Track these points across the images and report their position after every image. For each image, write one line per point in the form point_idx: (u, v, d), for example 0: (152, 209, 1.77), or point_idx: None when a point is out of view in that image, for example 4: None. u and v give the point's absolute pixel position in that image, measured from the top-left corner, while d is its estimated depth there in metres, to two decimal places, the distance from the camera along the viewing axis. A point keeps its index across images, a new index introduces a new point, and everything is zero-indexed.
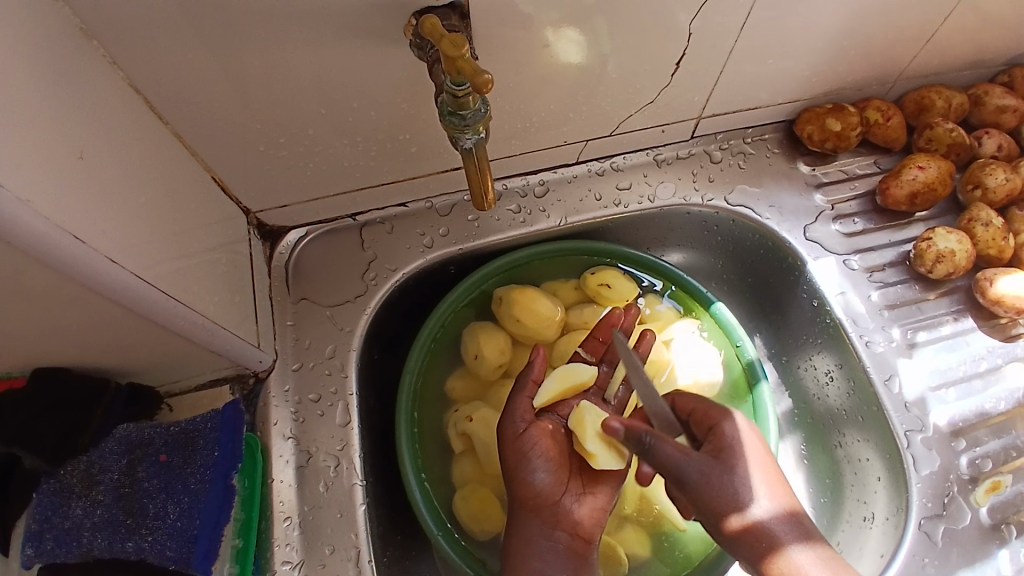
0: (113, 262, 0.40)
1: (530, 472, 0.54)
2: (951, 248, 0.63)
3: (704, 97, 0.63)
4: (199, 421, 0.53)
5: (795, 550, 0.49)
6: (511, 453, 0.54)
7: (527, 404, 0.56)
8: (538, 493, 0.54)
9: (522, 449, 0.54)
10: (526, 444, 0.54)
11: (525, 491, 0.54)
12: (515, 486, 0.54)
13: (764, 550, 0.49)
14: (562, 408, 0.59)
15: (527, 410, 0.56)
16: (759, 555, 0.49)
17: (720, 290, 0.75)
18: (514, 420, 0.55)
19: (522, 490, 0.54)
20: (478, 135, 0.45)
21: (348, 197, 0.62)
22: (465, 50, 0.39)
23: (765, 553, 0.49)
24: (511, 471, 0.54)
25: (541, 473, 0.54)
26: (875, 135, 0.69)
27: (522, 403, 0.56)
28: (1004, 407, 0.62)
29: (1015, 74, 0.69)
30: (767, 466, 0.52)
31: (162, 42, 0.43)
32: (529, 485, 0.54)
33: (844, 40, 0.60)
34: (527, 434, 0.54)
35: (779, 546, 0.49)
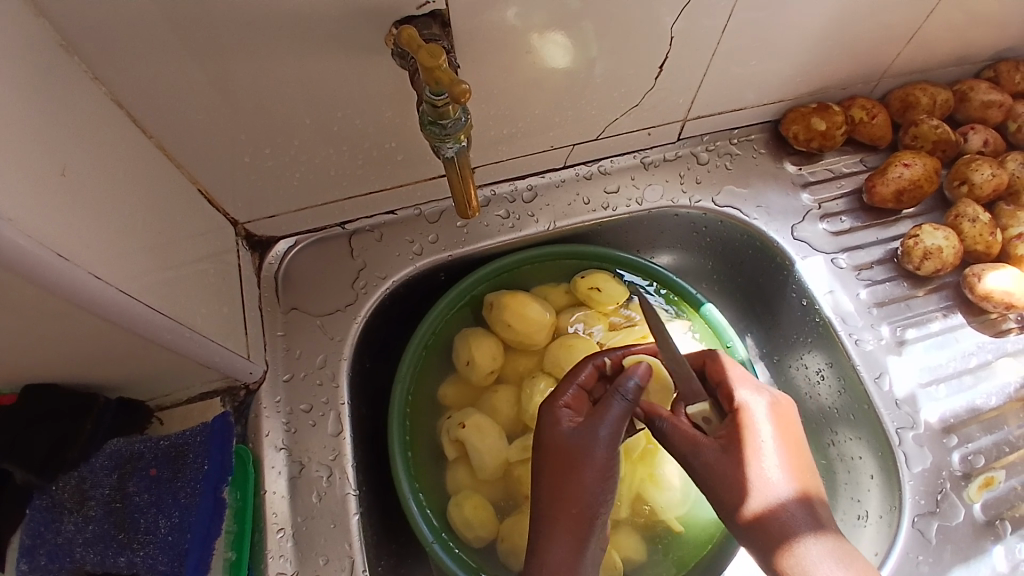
0: (100, 277, 0.40)
1: (587, 484, 0.50)
2: (938, 245, 0.63)
3: (689, 99, 0.63)
4: (189, 434, 0.54)
5: (808, 542, 0.47)
6: (582, 465, 0.50)
7: (620, 425, 0.52)
8: (586, 508, 0.50)
9: (597, 463, 0.50)
10: (600, 459, 0.50)
11: (576, 503, 0.50)
12: (564, 498, 0.50)
13: (774, 539, 0.48)
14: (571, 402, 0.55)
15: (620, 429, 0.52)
16: (768, 543, 0.48)
17: (711, 290, 0.75)
18: (598, 440, 0.51)
19: (570, 500, 0.50)
20: (458, 144, 0.45)
21: (336, 207, 0.63)
22: (442, 60, 0.39)
23: (779, 545, 0.48)
24: (568, 487, 0.50)
25: (601, 490, 0.50)
26: (861, 133, 0.69)
27: (613, 424, 0.51)
28: (996, 403, 0.62)
29: (1001, 70, 0.70)
30: (788, 446, 0.51)
31: (143, 55, 0.43)
32: (581, 500, 0.50)
33: (828, 38, 0.60)
34: (606, 448, 0.51)
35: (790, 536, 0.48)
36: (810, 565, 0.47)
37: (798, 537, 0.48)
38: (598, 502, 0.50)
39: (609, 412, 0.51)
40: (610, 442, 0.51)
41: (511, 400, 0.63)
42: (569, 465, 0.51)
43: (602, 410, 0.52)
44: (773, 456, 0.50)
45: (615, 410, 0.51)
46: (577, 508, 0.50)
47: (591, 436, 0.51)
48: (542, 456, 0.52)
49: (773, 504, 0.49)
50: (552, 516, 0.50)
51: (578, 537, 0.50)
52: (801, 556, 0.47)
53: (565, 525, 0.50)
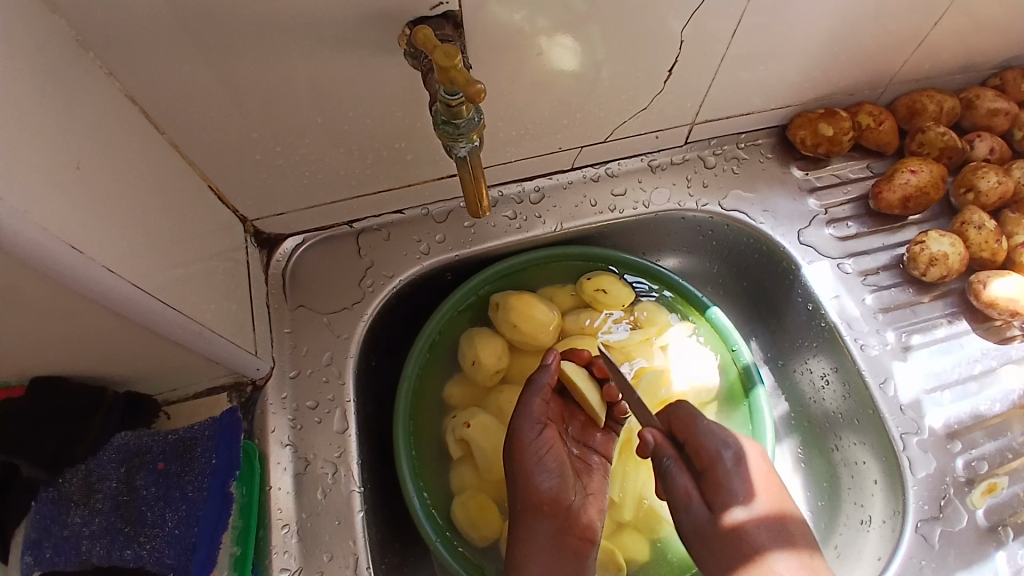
0: (112, 272, 0.40)
1: (534, 473, 0.57)
2: (944, 251, 0.63)
3: (697, 103, 0.63)
4: (197, 429, 0.54)
5: (776, 558, 0.54)
6: (521, 458, 0.57)
7: (541, 408, 0.58)
8: (541, 496, 0.57)
9: (533, 452, 0.57)
10: (532, 449, 0.57)
11: (526, 492, 0.57)
12: (519, 488, 0.57)
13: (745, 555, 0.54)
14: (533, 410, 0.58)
15: (541, 416, 0.58)
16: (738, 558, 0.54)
17: (716, 294, 0.76)
18: (528, 426, 0.57)
19: (523, 492, 0.57)
20: (472, 144, 0.45)
21: (345, 205, 0.63)
22: (458, 60, 0.39)
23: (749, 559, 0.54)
24: (517, 472, 0.57)
25: (546, 475, 0.57)
26: (867, 139, 0.69)
27: (537, 407, 0.58)
28: (1000, 409, 0.63)
29: (1007, 78, 0.70)
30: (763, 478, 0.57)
31: (157, 52, 0.44)
32: (534, 487, 0.57)
33: (836, 44, 0.60)
34: (534, 437, 0.57)
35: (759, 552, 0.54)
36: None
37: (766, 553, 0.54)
38: (548, 487, 0.57)
39: (528, 407, 0.58)
40: (538, 424, 0.58)
41: (516, 400, 0.63)
42: (508, 453, 0.58)
43: (527, 396, 0.59)
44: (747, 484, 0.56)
45: (531, 404, 0.58)
46: (528, 495, 0.57)
47: (522, 421, 0.57)
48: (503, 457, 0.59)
49: (748, 525, 0.55)
50: (521, 512, 0.57)
51: (546, 527, 0.56)
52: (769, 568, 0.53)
53: (527, 516, 0.57)
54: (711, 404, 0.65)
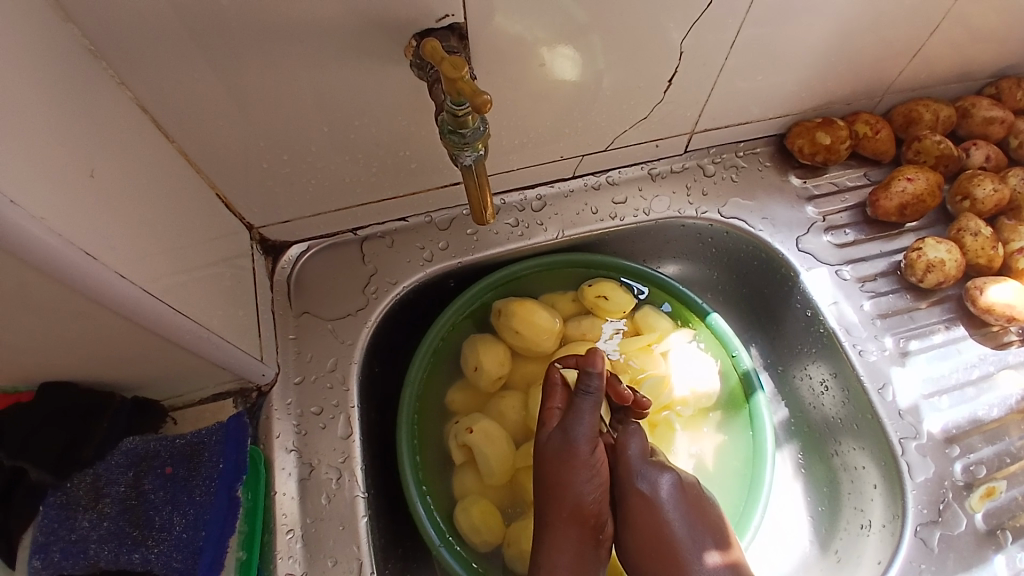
0: (123, 277, 0.41)
1: (580, 481, 0.55)
2: (941, 257, 0.64)
3: (696, 113, 0.64)
4: (204, 433, 0.55)
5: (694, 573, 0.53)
6: (568, 465, 0.55)
7: (592, 420, 0.56)
8: (582, 508, 0.55)
9: (579, 462, 0.55)
10: (582, 460, 0.55)
11: (569, 502, 0.55)
12: (560, 497, 0.55)
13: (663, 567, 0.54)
14: (577, 424, 0.55)
15: (594, 426, 0.56)
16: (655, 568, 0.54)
17: (716, 300, 0.76)
18: (580, 438, 0.55)
19: (566, 500, 0.55)
20: (477, 153, 0.46)
21: (350, 212, 0.64)
22: (464, 72, 0.41)
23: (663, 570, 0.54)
24: (560, 481, 0.55)
25: (589, 486, 0.55)
26: (864, 148, 0.70)
27: (587, 423, 0.55)
28: (998, 414, 0.63)
29: (1003, 87, 0.71)
30: (691, 508, 0.55)
31: (168, 62, 0.45)
32: (577, 495, 0.55)
33: (832, 54, 0.61)
34: (585, 449, 0.55)
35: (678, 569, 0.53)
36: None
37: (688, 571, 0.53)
38: (590, 499, 0.55)
39: (579, 415, 0.55)
40: (592, 440, 0.55)
41: (519, 406, 0.63)
42: (553, 462, 0.55)
43: (580, 407, 0.56)
44: (671, 510, 0.55)
45: (584, 413, 0.55)
46: (572, 506, 0.55)
47: (574, 430, 0.55)
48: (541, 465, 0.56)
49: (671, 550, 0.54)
50: (555, 518, 0.55)
51: (578, 535, 0.55)
52: None
53: (564, 524, 0.54)
54: (712, 409, 0.66)
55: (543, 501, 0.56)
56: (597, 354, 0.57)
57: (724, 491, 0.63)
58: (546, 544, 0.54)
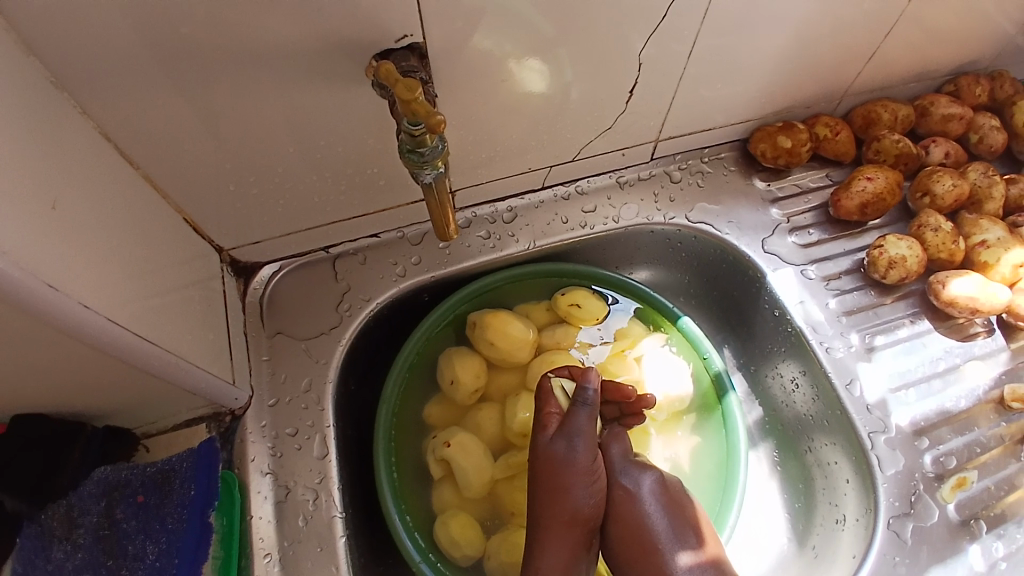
0: (89, 307, 0.41)
1: (577, 490, 0.55)
2: (902, 254, 0.65)
3: (660, 121, 0.66)
4: (175, 460, 0.55)
5: None
6: (568, 473, 0.54)
7: (591, 430, 0.56)
8: (579, 515, 0.55)
9: (579, 470, 0.55)
10: (582, 468, 0.55)
11: (566, 508, 0.55)
12: (558, 503, 0.55)
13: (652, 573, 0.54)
14: (578, 432, 0.55)
15: (593, 437, 0.56)
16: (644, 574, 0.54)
17: (688, 303, 0.77)
18: (580, 449, 0.55)
19: (564, 506, 0.55)
20: (436, 171, 0.47)
21: (320, 231, 0.64)
22: (418, 93, 0.42)
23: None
24: (557, 490, 0.55)
25: (587, 493, 0.55)
26: (825, 149, 0.72)
27: (587, 432, 0.55)
28: (966, 405, 0.65)
29: (961, 84, 0.73)
30: (674, 511, 0.56)
31: (129, 90, 0.45)
32: (573, 504, 0.55)
33: (790, 59, 0.63)
34: (585, 457, 0.55)
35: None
36: None
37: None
38: (588, 505, 0.55)
39: (578, 423, 0.55)
40: (591, 449, 0.55)
41: (496, 417, 0.64)
42: (550, 472, 0.55)
43: (582, 419, 0.56)
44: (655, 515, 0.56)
45: (584, 421, 0.55)
46: (570, 512, 0.55)
47: (573, 442, 0.55)
48: (538, 471, 0.56)
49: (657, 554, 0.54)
50: (551, 523, 0.55)
51: (572, 539, 0.55)
52: None
53: (560, 529, 0.54)
54: (686, 412, 0.67)
55: (540, 507, 0.55)
56: (594, 370, 0.56)
57: (700, 493, 0.64)
58: (541, 547, 0.54)
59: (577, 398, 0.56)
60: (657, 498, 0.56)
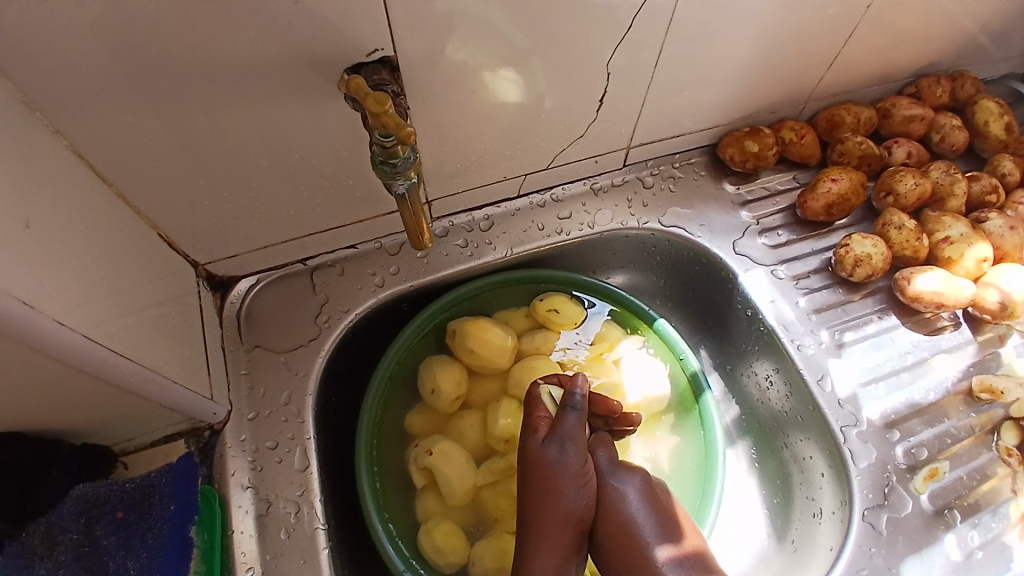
0: (63, 324, 0.41)
1: (569, 492, 0.55)
2: (868, 252, 0.67)
3: (630, 129, 0.67)
4: (154, 475, 0.55)
5: None
6: (560, 476, 0.55)
7: (582, 434, 0.57)
8: (571, 517, 0.55)
9: (570, 473, 0.55)
10: (574, 471, 0.56)
11: (559, 510, 0.55)
12: (551, 505, 0.55)
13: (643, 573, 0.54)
14: (569, 437, 0.56)
15: (583, 442, 0.57)
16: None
17: (665, 306, 0.79)
18: (572, 453, 0.56)
19: (557, 508, 0.55)
20: (409, 180, 0.48)
21: (297, 243, 0.64)
22: (388, 105, 0.42)
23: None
24: (550, 493, 0.55)
25: (578, 496, 0.56)
26: (792, 152, 0.74)
27: (578, 436, 0.56)
28: (934, 397, 0.67)
29: (922, 85, 0.76)
30: (659, 510, 0.57)
31: (99, 107, 0.45)
32: (565, 506, 0.55)
33: (754, 66, 0.65)
34: (576, 461, 0.56)
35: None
36: None
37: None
38: (579, 507, 0.56)
39: (568, 428, 0.56)
40: (582, 453, 0.56)
41: (477, 424, 0.64)
42: (542, 475, 0.55)
43: (572, 424, 0.57)
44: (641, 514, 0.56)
45: (574, 425, 0.56)
46: (562, 514, 0.55)
47: (565, 446, 0.56)
48: (530, 475, 0.56)
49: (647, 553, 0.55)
50: (544, 525, 0.55)
51: (564, 542, 0.55)
52: None
53: (553, 531, 0.55)
54: (665, 413, 0.68)
55: (532, 511, 0.55)
56: (580, 376, 0.58)
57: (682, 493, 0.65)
58: (534, 550, 0.54)
59: (566, 404, 0.57)
60: (641, 498, 0.57)
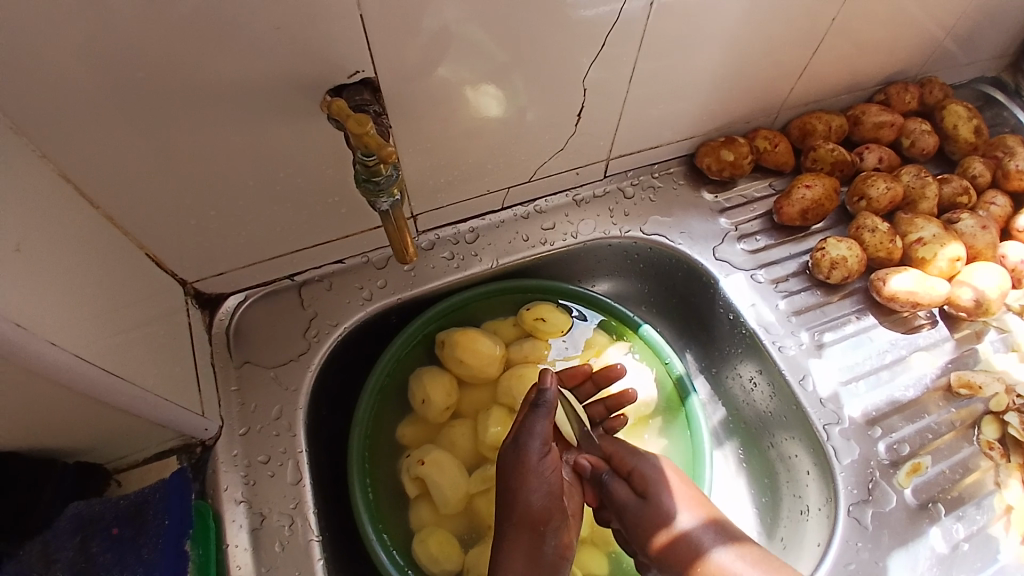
0: (56, 344, 0.42)
1: (529, 486, 0.54)
2: (842, 254, 0.69)
3: (609, 141, 0.69)
4: (148, 491, 0.55)
5: (717, 552, 0.54)
6: (519, 469, 0.55)
7: (546, 429, 0.55)
8: (532, 511, 0.54)
9: (531, 466, 0.54)
10: (534, 465, 0.54)
11: (519, 504, 0.54)
12: (512, 501, 0.54)
13: (688, 555, 0.55)
14: (530, 430, 0.55)
15: (547, 436, 0.55)
16: (686, 560, 0.55)
17: (651, 312, 0.80)
18: (531, 447, 0.55)
19: (518, 502, 0.54)
20: (393, 197, 0.49)
21: (285, 260, 0.66)
22: (369, 128, 0.44)
23: (692, 561, 0.54)
24: (509, 488, 0.54)
25: (541, 491, 0.54)
26: (767, 160, 0.76)
27: (539, 429, 0.55)
28: (914, 393, 0.69)
29: (890, 93, 0.79)
30: (683, 486, 0.59)
31: (87, 131, 0.46)
32: (524, 500, 0.54)
33: (726, 77, 0.67)
34: (537, 455, 0.55)
35: (702, 552, 0.54)
36: (726, 568, 0.53)
37: (710, 553, 0.54)
38: (541, 502, 0.54)
39: (532, 423, 0.55)
40: (543, 446, 0.55)
41: (469, 433, 0.65)
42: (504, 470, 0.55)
43: (533, 418, 0.56)
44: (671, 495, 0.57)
45: (536, 423, 0.55)
46: (522, 511, 0.54)
47: (525, 441, 0.55)
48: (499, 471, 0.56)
49: (685, 530, 0.56)
50: (510, 521, 0.54)
51: (530, 541, 0.53)
52: (716, 564, 0.53)
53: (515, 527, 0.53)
54: (652, 416, 0.69)
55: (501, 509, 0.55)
56: (548, 372, 0.56)
57: None
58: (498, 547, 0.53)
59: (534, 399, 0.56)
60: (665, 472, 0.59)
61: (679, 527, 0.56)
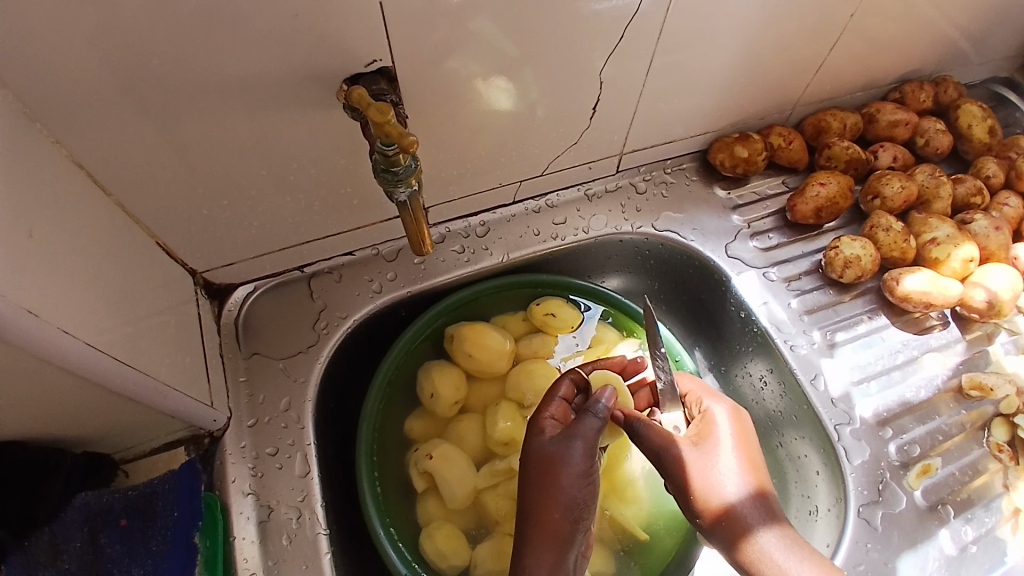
0: (66, 332, 0.42)
1: (567, 488, 0.53)
2: (856, 254, 0.69)
3: (622, 136, 0.69)
4: (156, 483, 0.55)
5: (761, 534, 0.53)
6: (561, 472, 0.54)
7: (593, 437, 0.55)
8: (568, 513, 0.53)
9: (574, 471, 0.54)
10: (577, 470, 0.54)
11: (557, 506, 0.53)
12: (549, 502, 0.53)
13: (736, 533, 0.53)
14: (580, 437, 0.55)
15: (592, 444, 0.55)
16: (731, 538, 0.54)
17: (659, 308, 0.80)
18: (575, 453, 0.54)
19: (555, 504, 0.53)
20: (410, 188, 0.49)
21: (294, 251, 0.65)
22: (390, 116, 0.43)
23: (738, 538, 0.53)
24: (548, 491, 0.53)
25: (579, 493, 0.54)
26: (780, 157, 0.75)
27: (586, 437, 0.55)
28: (925, 395, 0.68)
29: (905, 91, 0.77)
30: (745, 448, 0.56)
31: (99, 118, 0.46)
32: (561, 504, 0.53)
33: (742, 73, 0.66)
34: (582, 461, 0.54)
35: (748, 531, 0.53)
36: (767, 555, 0.52)
37: (755, 532, 0.53)
38: (577, 506, 0.54)
39: (581, 428, 0.55)
40: (587, 452, 0.55)
41: (477, 427, 0.65)
42: (545, 473, 0.54)
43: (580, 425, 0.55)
44: (732, 456, 0.55)
45: (587, 428, 0.55)
46: (560, 511, 0.53)
47: (569, 446, 0.54)
48: (531, 469, 0.55)
49: (734, 502, 0.54)
50: (541, 521, 0.53)
51: (561, 541, 0.53)
52: (757, 547, 0.52)
53: (548, 527, 0.53)
54: None
55: (530, 506, 0.54)
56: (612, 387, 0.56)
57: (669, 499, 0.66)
58: (529, 545, 0.53)
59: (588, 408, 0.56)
60: (731, 423, 0.57)
61: (729, 498, 0.54)
